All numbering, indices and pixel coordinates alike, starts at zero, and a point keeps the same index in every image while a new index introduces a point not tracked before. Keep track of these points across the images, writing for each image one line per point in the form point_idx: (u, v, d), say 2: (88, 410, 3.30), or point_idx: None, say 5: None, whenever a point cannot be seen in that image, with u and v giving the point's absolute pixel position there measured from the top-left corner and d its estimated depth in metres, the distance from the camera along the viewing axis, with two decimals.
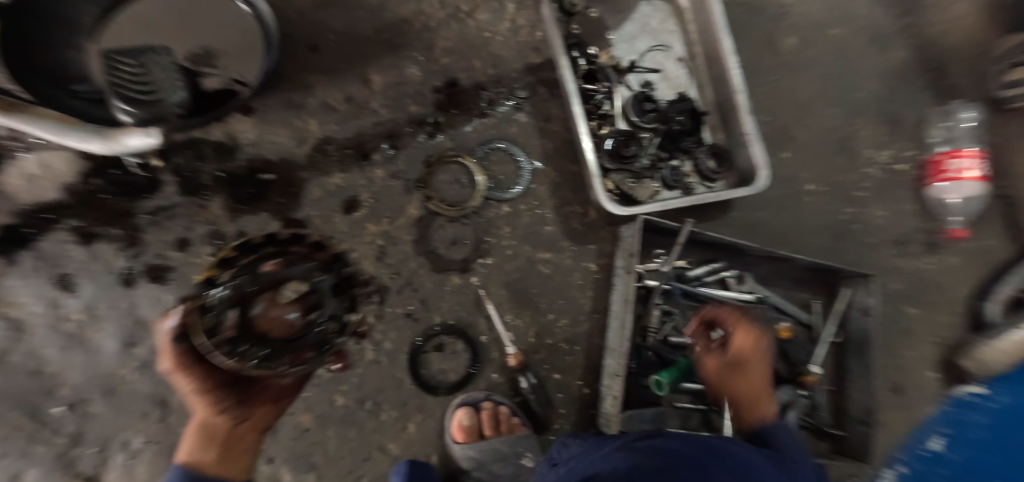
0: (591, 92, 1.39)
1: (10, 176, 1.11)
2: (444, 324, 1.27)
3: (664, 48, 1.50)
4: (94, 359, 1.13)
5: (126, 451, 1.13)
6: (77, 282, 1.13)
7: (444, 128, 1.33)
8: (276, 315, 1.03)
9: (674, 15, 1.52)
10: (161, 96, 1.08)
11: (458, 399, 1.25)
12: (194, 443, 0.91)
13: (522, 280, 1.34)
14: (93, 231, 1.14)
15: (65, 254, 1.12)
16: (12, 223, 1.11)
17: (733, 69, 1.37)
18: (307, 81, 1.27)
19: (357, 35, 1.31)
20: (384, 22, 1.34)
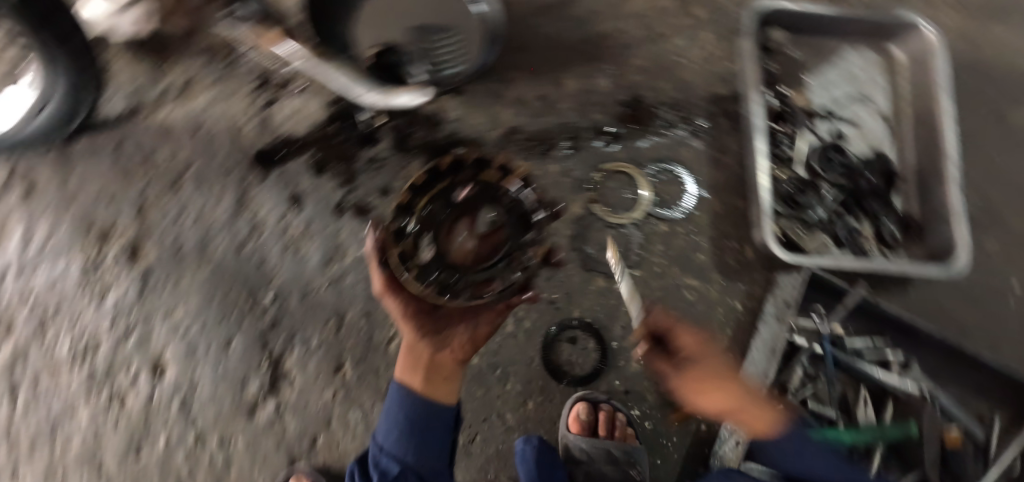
0: (776, 132, 1.39)
1: (276, 110, 1.39)
2: (582, 320, 1.34)
3: (865, 100, 1.44)
4: (301, 266, 1.35)
5: (306, 348, 1.33)
6: (303, 203, 1.37)
7: (622, 139, 1.43)
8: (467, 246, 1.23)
9: (888, 67, 1.44)
10: (439, 66, 1.31)
11: (579, 393, 1.31)
12: (404, 363, 1.07)
13: (664, 300, 1.36)
14: (323, 163, 1.38)
15: (300, 179, 1.38)
16: (270, 145, 1.39)
17: (950, 133, 1.31)
18: (510, 76, 1.42)
19: (570, 37, 1.45)
20: (587, 34, 1.45)
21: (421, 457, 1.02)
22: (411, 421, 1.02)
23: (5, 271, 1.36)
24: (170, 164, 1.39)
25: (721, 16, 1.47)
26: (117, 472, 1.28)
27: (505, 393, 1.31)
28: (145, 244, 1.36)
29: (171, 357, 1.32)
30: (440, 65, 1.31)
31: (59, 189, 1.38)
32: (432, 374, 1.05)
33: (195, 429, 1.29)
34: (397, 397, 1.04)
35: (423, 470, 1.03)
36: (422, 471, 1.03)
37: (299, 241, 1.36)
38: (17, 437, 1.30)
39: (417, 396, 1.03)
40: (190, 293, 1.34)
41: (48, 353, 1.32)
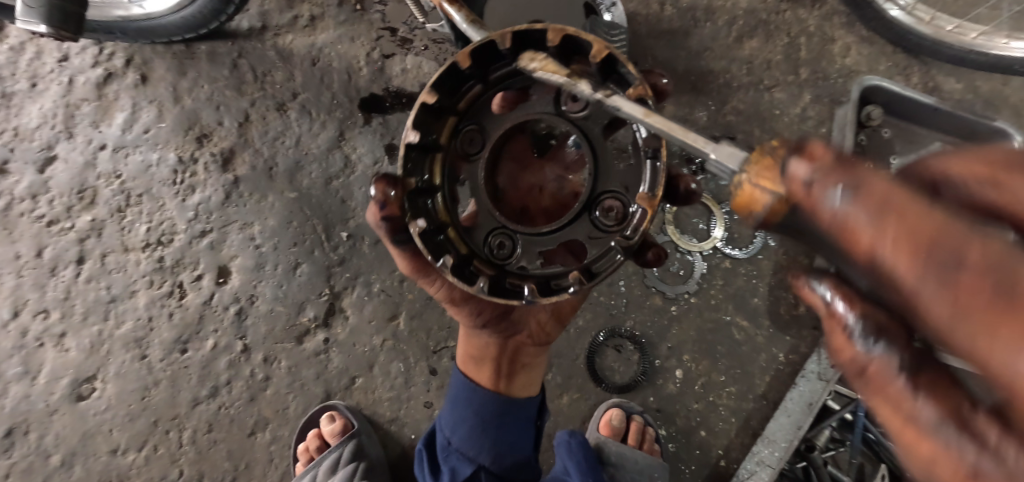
0: None
1: (393, 63, 1.36)
2: (631, 332, 1.35)
3: None
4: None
5: (365, 296, 1.33)
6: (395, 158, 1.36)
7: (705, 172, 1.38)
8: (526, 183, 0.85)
9: None
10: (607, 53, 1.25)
11: (614, 399, 1.35)
12: (473, 367, 1.06)
13: (715, 331, 1.36)
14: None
15: (400, 132, 1.37)
16: (378, 94, 1.37)
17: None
18: None
19: (696, 64, 1.44)
20: (697, 67, 1.44)
21: (496, 457, 1.03)
22: (486, 420, 1.02)
23: (100, 148, 1.38)
24: (280, 87, 1.39)
25: (823, 81, 1.43)
26: (161, 361, 1.33)
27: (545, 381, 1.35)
28: (238, 154, 1.37)
29: (237, 267, 1.34)
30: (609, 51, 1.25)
31: (171, 84, 1.41)
32: (505, 373, 1.04)
33: (243, 339, 1.32)
34: (467, 397, 1.03)
35: (495, 468, 1.04)
36: (496, 468, 1.04)
37: None
38: (72, 304, 1.34)
39: (493, 398, 1.02)
40: (272, 211, 1.36)
41: (125, 234, 1.36)
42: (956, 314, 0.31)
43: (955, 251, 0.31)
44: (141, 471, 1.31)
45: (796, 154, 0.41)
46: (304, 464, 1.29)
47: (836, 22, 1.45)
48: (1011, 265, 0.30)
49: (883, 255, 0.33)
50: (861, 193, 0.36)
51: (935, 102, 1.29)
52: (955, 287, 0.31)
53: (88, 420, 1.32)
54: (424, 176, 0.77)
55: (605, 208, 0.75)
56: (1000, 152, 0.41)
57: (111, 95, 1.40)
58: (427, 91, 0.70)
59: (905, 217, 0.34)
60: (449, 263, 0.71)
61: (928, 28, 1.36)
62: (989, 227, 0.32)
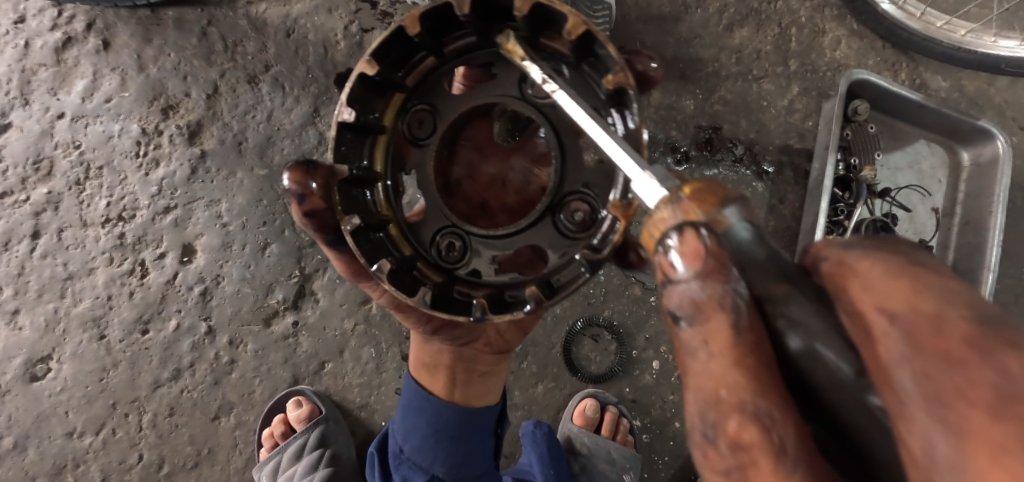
0: (835, 198, 1.30)
1: (372, 38, 1.30)
2: (609, 321, 1.31)
3: (922, 192, 1.37)
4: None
5: (335, 279, 1.28)
6: None
7: (690, 161, 1.37)
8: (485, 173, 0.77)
9: (953, 167, 1.37)
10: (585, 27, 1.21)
11: (589, 389, 1.33)
12: (427, 376, 1.03)
13: None
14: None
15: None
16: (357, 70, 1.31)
17: (994, 247, 1.26)
18: None
19: (685, 49, 1.40)
20: (685, 54, 1.40)
21: (450, 467, 1.00)
22: (439, 431, 0.98)
23: (58, 117, 1.31)
24: (252, 58, 1.32)
25: (812, 74, 1.41)
26: (121, 342, 1.27)
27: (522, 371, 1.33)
28: (206, 128, 1.31)
29: (202, 246, 1.29)
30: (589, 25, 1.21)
31: (135, 51, 1.32)
32: (459, 382, 1.01)
33: (208, 321, 1.28)
34: (419, 406, 1.00)
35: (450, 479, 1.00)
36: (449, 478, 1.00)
37: None
38: (27, 281, 1.28)
39: (445, 407, 0.99)
40: (240, 188, 1.30)
41: (83, 208, 1.29)
42: (704, 463, 0.44)
43: (716, 428, 0.42)
44: (97, 455, 1.26)
45: (678, 240, 0.45)
46: (269, 450, 1.26)
47: (828, 14, 1.41)
48: (742, 464, 0.41)
49: (686, 393, 0.46)
50: (699, 337, 0.45)
51: (920, 98, 1.27)
52: (708, 451, 0.43)
53: (42, 402, 1.26)
54: (362, 161, 0.73)
55: (570, 209, 0.70)
56: (889, 285, 0.40)
57: (71, 61, 1.31)
58: (365, 61, 0.66)
59: (712, 384, 0.44)
60: (385, 271, 0.65)
61: (918, 23, 1.35)
62: (758, 419, 0.41)
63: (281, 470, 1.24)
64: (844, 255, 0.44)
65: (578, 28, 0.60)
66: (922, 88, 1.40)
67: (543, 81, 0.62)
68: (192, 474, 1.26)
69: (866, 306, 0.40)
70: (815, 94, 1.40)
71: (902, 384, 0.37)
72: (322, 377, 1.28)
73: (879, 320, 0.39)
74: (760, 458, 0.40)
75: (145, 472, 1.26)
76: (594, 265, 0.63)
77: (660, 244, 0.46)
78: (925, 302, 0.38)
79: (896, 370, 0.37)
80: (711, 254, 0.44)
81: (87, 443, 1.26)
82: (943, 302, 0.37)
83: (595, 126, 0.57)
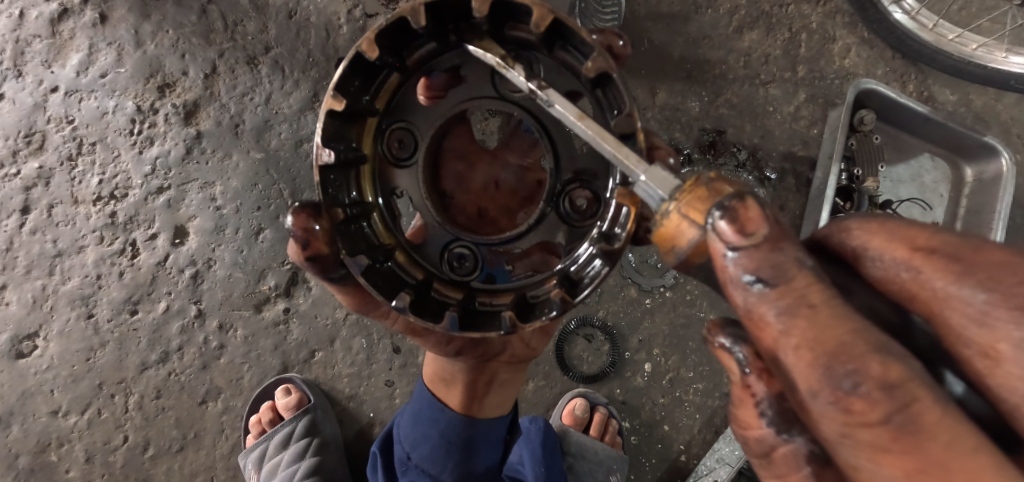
0: (836, 208, 1.29)
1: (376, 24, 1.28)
2: (604, 323, 1.31)
3: (924, 205, 1.36)
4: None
5: None
6: None
7: (692, 164, 1.35)
8: (480, 181, 0.82)
9: (956, 182, 1.36)
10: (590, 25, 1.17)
11: (579, 389, 1.32)
12: (444, 392, 1.02)
13: (688, 326, 1.31)
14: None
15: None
16: None
17: None
18: None
19: (694, 51, 1.38)
20: (693, 55, 1.38)
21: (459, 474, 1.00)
22: (452, 444, 0.99)
23: (51, 90, 1.28)
24: (252, 39, 1.29)
25: (820, 81, 1.39)
26: (109, 322, 1.26)
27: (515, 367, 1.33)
28: (203, 107, 1.29)
29: (195, 228, 1.27)
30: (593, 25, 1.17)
31: (133, 27, 1.29)
32: (478, 396, 1.01)
33: (198, 304, 1.26)
34: (433, 418, 1.00)
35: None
36: None
37: None
38: (15, 256, 1.26)
39: (461, 421, 0.99)
40: (235, 171, 1.28)
41: (75, 185, 1.27)
42: (847, 425, 0.39)
43: (858, 377, 0.38)
44: (82, 435, 1.24)
45: (731, 207, 0.42)
46: (256, 437, 1.25)
47: (839, 21, 1.39)
48: (903, 407, 0.38)
49: (786, 355, 0.41)
50: (788, 294, 0.42)
51: (927, 111, 1.25)
52: (850, 405, 0.39)
53: (27, 380, 1.25)
54: (351, 195, 0.70)
55: (572, 199, 0.68)
56: (894, 242, 0.48)
57: (66, 33, 1.28)
58: (331, 96, 0.61)
59: (824, 337, 0.40)
60: (405, 304, 0.63)
61: (930, 34, 1.34)
62: (891, 356, 0.39)
63: (264, 457, 1.23)
64: (844, 227, 0.52)
65: (547, 18, 0.57)
66: (930, 101, 1.39)
67: (526, 85, 0.57)
68: (175, 457, 1.25)
69: (898, 253, 0.47)
70: (822, 101, 1.39)
71: (969, 296, 0.43)
72: (311, 365, 1.27)
73: (918, 260, 0.46)
74: (916, 393, 0.38)
75: (129, 454, 1.25)
76: (614, 258, 0.62)
77: (705, 225, 0.44)
78: (945, 240, 0.46)
79: (954, 289, 0.44)
80: (763, 222, 0.43)
81: (69, 422, 1.24)
82: (957, 238, 0.46)
83: (587, 124, 0.53)
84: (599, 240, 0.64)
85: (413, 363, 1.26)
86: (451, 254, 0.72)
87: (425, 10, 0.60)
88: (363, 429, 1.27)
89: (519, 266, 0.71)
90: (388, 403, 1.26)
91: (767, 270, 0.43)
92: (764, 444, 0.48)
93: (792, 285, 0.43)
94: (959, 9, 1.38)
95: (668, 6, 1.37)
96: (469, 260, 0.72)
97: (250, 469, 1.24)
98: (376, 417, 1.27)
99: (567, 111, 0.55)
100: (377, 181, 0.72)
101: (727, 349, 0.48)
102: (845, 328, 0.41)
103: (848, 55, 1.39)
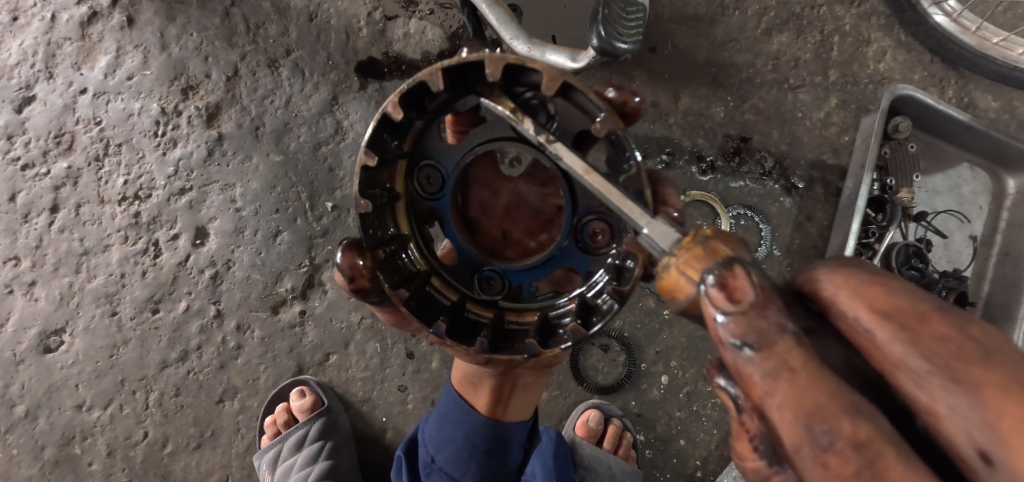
0: (866, 218, 1.22)
1: (396, 26, 1.28)
2: (620, 334, 1.28)
3: (961, 218, 1.29)
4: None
5: None
6: None
7: (715, 172, 1.31)
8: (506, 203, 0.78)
9: (997, 194, 1.29)
10: None
11: (594, 400, 1.29)
12: (469, 396, 1.00)
13: (706, 338, 1.28)
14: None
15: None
16: (378, 58, 1.28)
17: None
18: (631, 73, 1.32)
19: (719, 54, 1.34)
20: (719, 58, 1.34)
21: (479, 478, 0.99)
22: (474, 446, 0.98)
23: (80, 92, 1.30)
24: (274, 42, 1.30)
25: (852, 86, 1.33)
26: (132, 320, 1.29)
27: None
28: (225, 110, 1.30)
29: (216, 229, 1.29)
30: (616, 32, 0.99)
31: (159, 29, 1.31)
32: (503, 401, 0.99)
33: (217, 304, 1.28)
34: (458, 419, 0.99)
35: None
36: None
37: None
38: (44, 254, 1.29)
39: (485, 423, 0.98)
40: (255, 174, 1.29)
41: (101, 185, 1.30)
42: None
43: (833, 433, 0.37)
44: (105, 429, 1.27)
45: (720, 275, 0.41)
46: (271, 437, 1.26)
47: (874, 23, 1.34)
48: (868, 464, 0.36)
49: (771, 415, 0.39)
50: (773, 360, 0.40)
51: (968, 119, 1.19)
52: (825, 461, 0.37)
53: (54, 374, 1.28)
54: (389, 229, 0.69)
55: (590, 231, 0.66)
56: (856, 301, 0.44)
57: (95, 36, 1.31)
58: (364, 153, 0.61)
59: (803, 397, 0.38)
60: (443, 331, 0.64)
61: (972, 38, 1.27)
62: (858, 413, 0.37)
63: (277, 457, 1.24)
64: (812, 277, 0.48)
65: (559, 82, 0.55)
66: (971, 107, 1.32)
67: (541, 141, 0.56)
68: (192, 454, 1.27)
69: (859, 314, 0.44)
70: (854, 106, 1.33)
71: (915, 364, 0.40)
72: (324, 367, 1.28)
73: (874, 322, 0.43)
74: (884, 450, 0.36)
75: (149, 449, 1.28)
76: (623, 295, 0.59)
77: (699, 286, 0.43)
78: (898, 303, 0.43)
79: (901, 356, 0.41)
80: (754, 284, 0.41)
81: (92, 416, 1.27)
82: (910, 301, 0.43)
83: (595, 177, 0.53)
84: (614, 278, 0.62)
85: (426, 369, 1.26)
86: (477, 279, 0.71)
87: (443, 74, 0.57)
88: (376, 433, 1.28)
89: (545, 286, 0.70)
90: (401, 408, 1.27)
91: (752, 333, 0.40)
92: (758, 475, 0.45)
93: (769, 343, 0.40)
94: (1003, 9, 1.31)
95: (693, 8, 1.33)
96: (497, 285, 0.70)
97: (262, 468, 1.25)
98: (388, 421, 1.27)
99: (575, 163, 0.55)
100: (408, 208, 0.70)
101: (725, 391, 0.46)
102: (814, 391, 0.38)
103: (883, 58, 1.33)
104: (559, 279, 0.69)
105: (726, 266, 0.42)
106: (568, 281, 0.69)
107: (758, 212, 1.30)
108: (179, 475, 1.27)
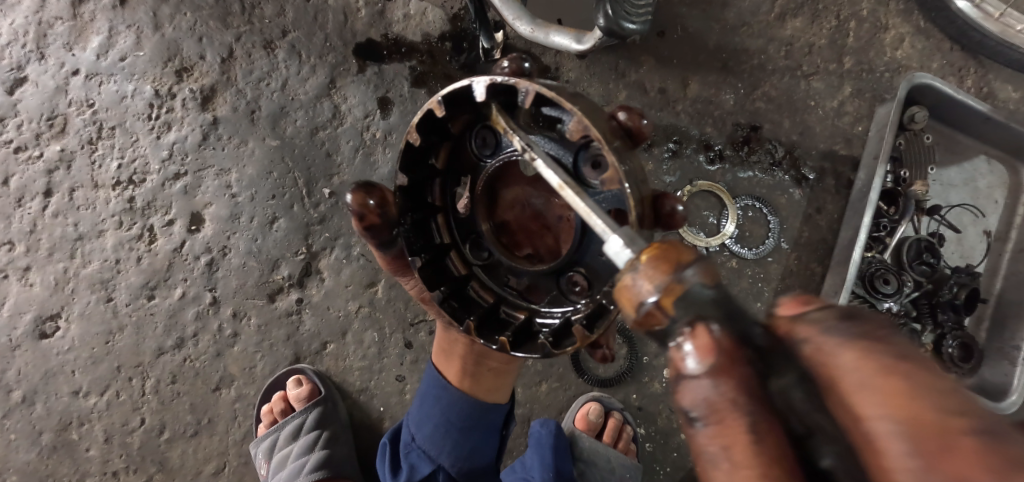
0: (878, 212, 1.17)
1: (395, 8, 1.25)
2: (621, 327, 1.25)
3: (976, 212, 1.25)
4: (370, 171, 1.25)
5: (344, 253, 1.26)
6: (386, 107, 1.25)
7: (723, 161, 1.27)
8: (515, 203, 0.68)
9: (1013, 188, 1.25)
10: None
11: (594, 393, 1.27)
12: (444, 365, 1.00)
13: None
14: (422, 77, 1.24)
15: (397, 84, 1.24)
16: (377, 40, 1.25)
17: None
18: (639, 59, 1.27)
19: (730, 38, 1.29)
20: (730, 43, 1.29)
21: (457, 459, 0.97)
22: (452, 423, 0.96)
23: (72, 73, 1.27)
24: (270, 23, 1.27)
25: (868, 74, 1.28)
26: (127, 306, 1.27)
27: (532, 373, 1.28)
28: (220, 93, 1.27)
29: (211, 215, 1.26)
30: (625, 11, 0.91)
31: (152, 9, 1.28)
32: (470, 374, 0.98)
33: (213, 292, 1.26)
34: (436, 396, 0.98)
35: (455, 472, 0.97)
36: (457, 472, 0.98)
37: (369, 146, 1.25)
38: (38, 238, 1.27)
39: (458, 399, 0.96)
40: (251, 159, 1.27)
41: (95, 169, 1.28)
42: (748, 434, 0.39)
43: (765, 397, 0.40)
44: (101, 415, 1.27)
45: (693, 273, 0.42)
46: (267, 426, 1.25)
47: (892, 8, 1.28)
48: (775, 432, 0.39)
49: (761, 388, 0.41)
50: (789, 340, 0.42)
51: (987, 110, 1.15)
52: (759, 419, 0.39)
53: (50, 360, 1.27)
54: (428, 161, 0.68)
55: (570, 281, 0.64)
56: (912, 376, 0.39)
57: (86, 16, 1.27)
58: (434, 102, 0.60)
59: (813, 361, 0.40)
60: (419, 264, 0.66)
61: (995, 25, 1.21)
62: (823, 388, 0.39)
63: (272, 444, 1.22)
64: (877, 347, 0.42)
65: (528, 94, 0.55)
66: (990, 98, 1.27)
67: (524, 152, 0.57)
68: (190, 440, 1.27)
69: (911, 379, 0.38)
70: (870, 93, 1.28)
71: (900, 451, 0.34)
72: (322, 355, 1.26)
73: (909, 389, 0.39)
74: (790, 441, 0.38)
75: (146, 436, 1.27)
76: (548, 352, 0.61)
77: (676, 276, 0.41)
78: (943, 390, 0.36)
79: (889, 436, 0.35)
80: (689, 266, 0.42)
81: (89, 402, 1.27)
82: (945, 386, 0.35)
83: (568, 192, 0.53)
84: (585, 318, 0.59)
85: (425, 359, 1.25)
86: (467, 249, 0.71)
87: (535, 96, 0.56)
88: (374, 422, 1.27)
89: (517, 285, 0.69)
90: (399, 398, 1.26)
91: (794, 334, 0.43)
92: None
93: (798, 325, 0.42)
94: None
95: None
96: (486, 258, 0.70)
97: (257, 456, 1.24)
98: (387, 411, 1.26)
99: (554, 177, 0.55)
100: (439, 164, 0.68)
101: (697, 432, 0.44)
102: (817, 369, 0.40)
103: (901, 44, 1.28)
104: (532, 292, 0.67)
105: (690, 261, 0.43)
106: (528, 292, 0.68)
107: (767, 203, 1.26)
108: (176, 462, 1.27)
